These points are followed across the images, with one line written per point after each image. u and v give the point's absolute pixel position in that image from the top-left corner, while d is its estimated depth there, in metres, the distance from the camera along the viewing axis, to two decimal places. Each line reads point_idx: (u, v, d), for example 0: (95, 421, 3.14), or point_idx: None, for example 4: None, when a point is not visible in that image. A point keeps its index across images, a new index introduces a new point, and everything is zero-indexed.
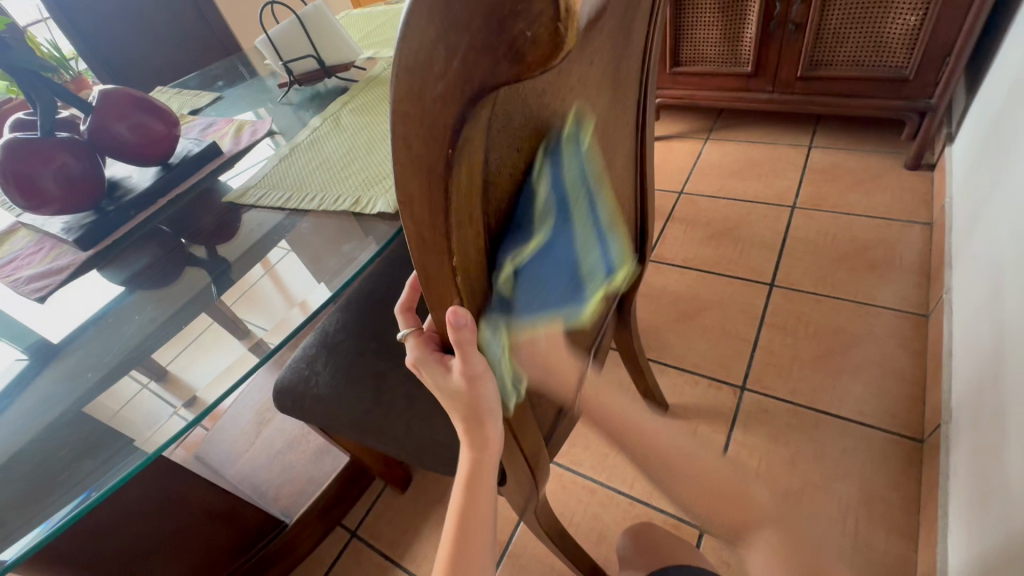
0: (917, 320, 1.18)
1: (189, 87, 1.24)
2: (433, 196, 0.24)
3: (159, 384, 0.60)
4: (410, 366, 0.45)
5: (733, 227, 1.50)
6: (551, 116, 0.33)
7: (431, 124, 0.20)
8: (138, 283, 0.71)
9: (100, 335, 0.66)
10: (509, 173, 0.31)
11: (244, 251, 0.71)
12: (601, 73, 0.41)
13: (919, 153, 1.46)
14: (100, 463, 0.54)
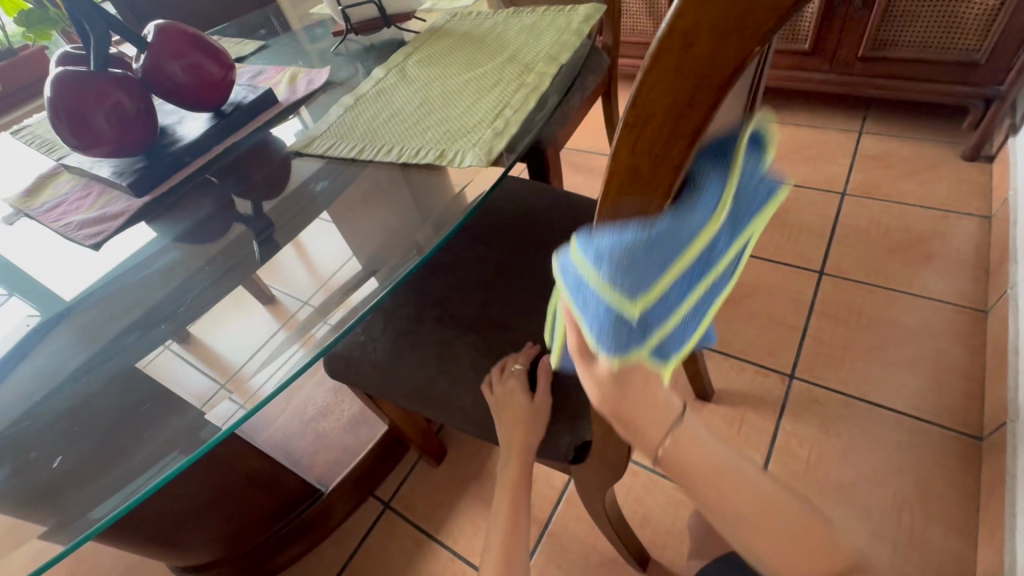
0: (974, 315, 1.14)
1: (227, 35, 1.18)
2: (684, 112, 0.20)
3: (180, 344, 0.58)
4: (501, 368, 0.66)
5: (780, 212, 1.45)
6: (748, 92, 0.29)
7: (744, 10, 0.17)
8: (180, 239, 0.68)
9: (121, 296, 0.63)
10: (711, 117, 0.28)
11: (297, 214, 0.68)
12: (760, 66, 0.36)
13: (979, 144, 1.40)
14: (134, 443, 0.52)
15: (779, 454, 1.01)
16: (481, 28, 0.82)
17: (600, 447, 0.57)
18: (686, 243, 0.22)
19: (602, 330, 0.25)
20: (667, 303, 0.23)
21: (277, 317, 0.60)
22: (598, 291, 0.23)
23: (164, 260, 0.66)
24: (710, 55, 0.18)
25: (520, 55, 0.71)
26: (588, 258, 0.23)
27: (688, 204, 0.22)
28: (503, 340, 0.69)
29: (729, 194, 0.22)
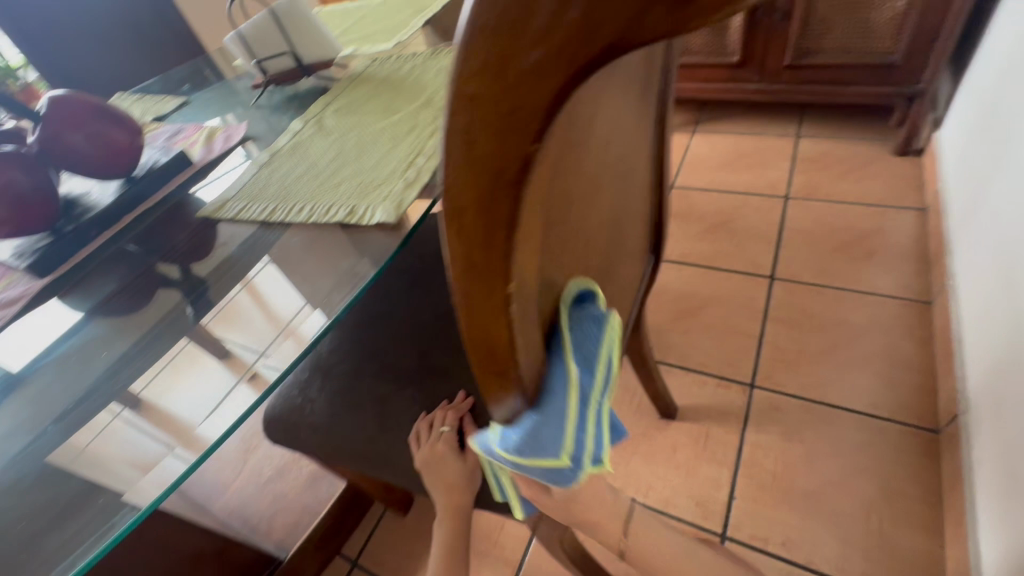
0: (920, 307, 1.16)
1: (151, 92, 1.14)
2: (493, 208, 0.19)
3: (132, 411, 0.55)
4: (428, 420, 0.64)
5: (727, 220, 1.47)
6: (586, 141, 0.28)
7: (511, 109, 0.16)
8: (106, 310, 0.65)
9: (67, 366, 0.60)
10: (565, 172, 0.27)
11: (221, 271, 0.65)
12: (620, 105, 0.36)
13: (908, 139, 1.46)
14: (89, 520, 0.49)
15: (747, 467, 1.00)
16: (401, 72, 0.81)
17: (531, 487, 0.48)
18: (556, 413, 0.31)
19: (552, 480, 0.33)
20: (581, 444, 0.31)
21: (235, 370, 0.57)
22: (529, 462, 0.32)
23: (90, 333, 0.62)
24: (493, 152, 0.17)
25: (435, 98, 0.71)
26: (510, 450, 0.32)
27: (553, 383, 0.32)
28: (441, 391, 0.67)
29: (574, 356, 0.31)
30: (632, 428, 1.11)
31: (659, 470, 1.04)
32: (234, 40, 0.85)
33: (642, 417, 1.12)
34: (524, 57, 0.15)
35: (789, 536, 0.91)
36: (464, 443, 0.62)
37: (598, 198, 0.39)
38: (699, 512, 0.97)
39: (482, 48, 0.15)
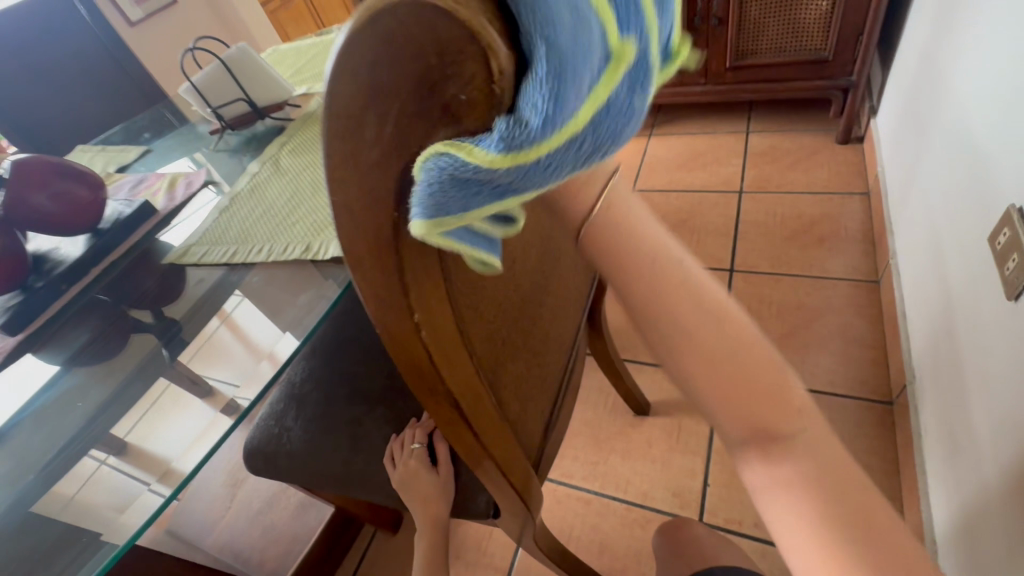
0: (869, 286, 1.23)
1: (114, 142, 1.17)
2: (384, 256, 0.23)
3: (117, 458, 0.58)
4: (400, 439, 0.68)
5: (686, 219, 1.53)
6: None
7: (372, 188, 0.19)
8: (81, 361, 0.68)
9: (51, 420, 0.63)
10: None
11: (193, 308, 0.69)
12: None
13: (848, 128, 1.54)
14: (69, 562, 0.52)
15: (717, 455, 1.05)
16: None
17: (411, 380, 0.35)
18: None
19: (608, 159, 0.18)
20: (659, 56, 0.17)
21: (215, 404, 0.62)
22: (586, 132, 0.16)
23: (67, 386, 0.66)
24: (367, 215, 0.21)
25: None
26: (518, 147, 0.15)
27: None
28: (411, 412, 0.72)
29: None
30: (608, 427, 1.16)
31: (636, 465, 1.08)
32: (189, 90, 0.88)
33: (618, 416, 1.17)
34: (365, 155, 0.18)
35: None
36: (436, 458, 0.65)
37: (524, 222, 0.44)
38: (676, 502, 1.01)
39: (336, 147, 0.18)
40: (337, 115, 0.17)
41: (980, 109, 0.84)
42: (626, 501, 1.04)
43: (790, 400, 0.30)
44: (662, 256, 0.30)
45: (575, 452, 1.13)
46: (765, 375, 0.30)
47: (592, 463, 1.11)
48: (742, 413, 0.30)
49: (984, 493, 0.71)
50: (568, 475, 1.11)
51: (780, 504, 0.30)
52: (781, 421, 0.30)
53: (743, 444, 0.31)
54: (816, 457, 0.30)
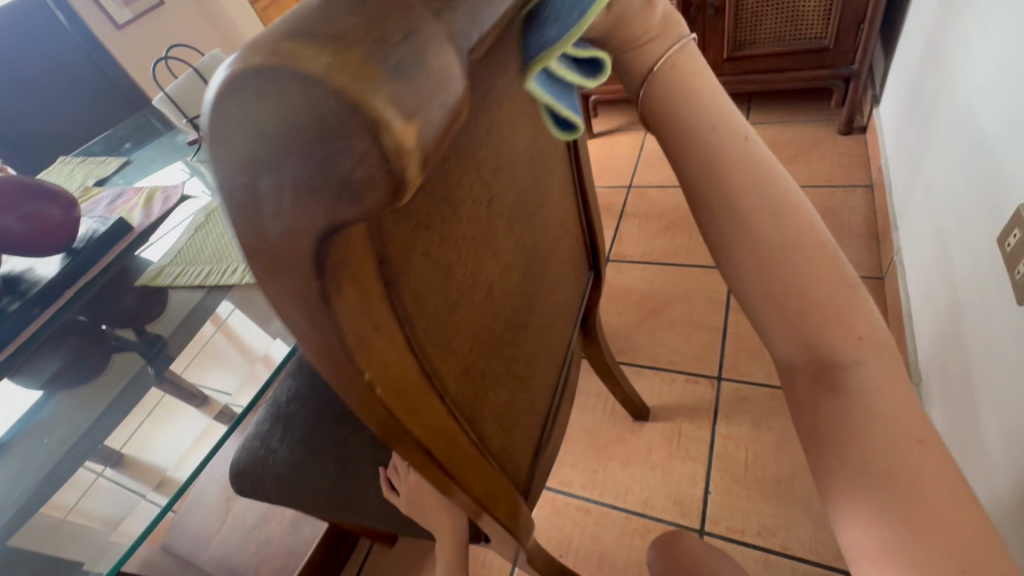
0: (873, 283, 1.20)
1: (93, 153, 1.14)
2: (318, 322, 0.20)
3: (114, 469, 0.60)
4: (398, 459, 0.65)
5: (685, 215, 1.49)
6: (456, 203, 0.30)
7: (287, 258, 0.16)
8: (63, 381, 0.67)
9: (37, 442, 0.62)
10: (430, 249, 0.28)
11: (180, 323, 0.69)
12: (509, 147, 0.37)
13: (849, 118, 1.50)
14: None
15: (719, 461, 1.03)
16: None
17: (379, 428, 0.32)
18: None
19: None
20: None
21: (209, 412, 0.65)
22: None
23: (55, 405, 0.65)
24: (288, 283, 0.18)
25: None
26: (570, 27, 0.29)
27: None
28: None
29: None
30: (608, 433, 1.13)
31: (636, 472, 1.06)
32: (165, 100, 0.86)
33: (617, 422, 1.14)
34: (270, 228, 0.15)
35: (764, 524, 0.94)
36: None
37: (507, 241, 0.41)
38: (677, 510, 0.99)
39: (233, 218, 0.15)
40: (225, 183, 0.14)
41: (987, 102, 0.80)
42: (627, 511, 1.02)
43: (852, 327, 0.35)
44: (722, 129, 0.36)
45: (574, 460, 1.11)
46: (821, 283, 0.35)
47: (592, 470, 1.09)
48: (792, 332, 0.36)
49: (996, 503, 0.68)
50: (566, 484, 1.09)
51: (823, 438, 0.35)
52: (842, 345, 0.35)
53: (790, 361, 0.38)
54: (867, 389, 0.34)
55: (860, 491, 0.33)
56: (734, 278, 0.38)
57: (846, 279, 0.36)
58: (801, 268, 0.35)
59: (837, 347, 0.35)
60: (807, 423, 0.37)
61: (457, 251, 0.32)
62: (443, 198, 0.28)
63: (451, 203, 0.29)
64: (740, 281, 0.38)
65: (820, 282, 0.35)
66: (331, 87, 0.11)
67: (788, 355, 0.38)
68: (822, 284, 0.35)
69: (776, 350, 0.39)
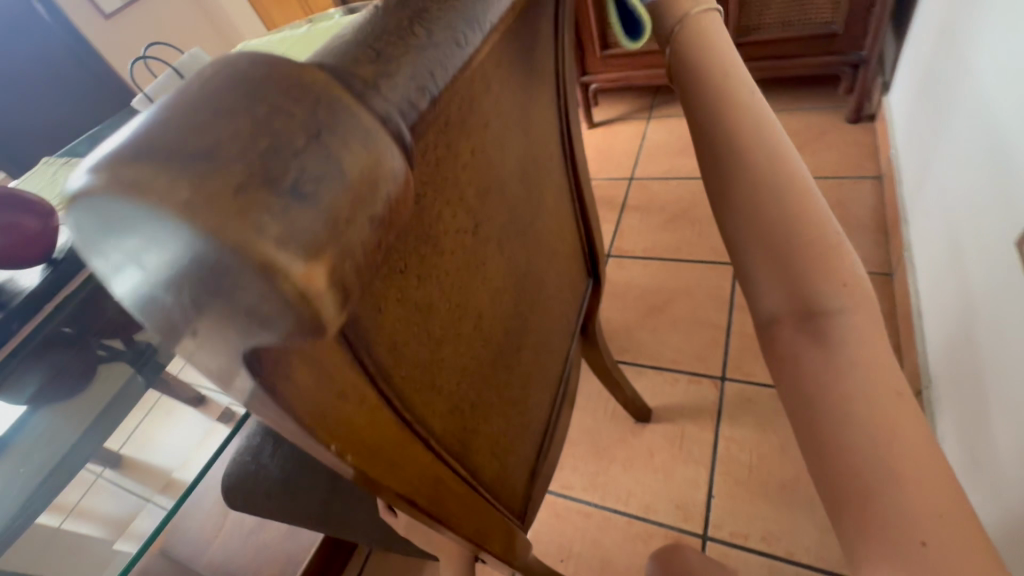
0: (881, 279, 1.17)
1: (78, 152, 1.11)
2: (264, 400, 0.18)
3: (114, 470, 0.65)
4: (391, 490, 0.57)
5: (688, 208, 1.45)
6: (440, 240, 0.28)
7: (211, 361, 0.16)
8: (49, 392, 0.68)
9: (13, 460, 0.62)
10: (411, 290, 0.26)
11: None
12: (499, 165, 0.35)
13: (858, 106, 1.45)
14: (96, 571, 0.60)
15: (723, 464, 1.01)
16: None
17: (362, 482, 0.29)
18: None
19: None
20: None
21: (210, 414, 0.72)
22: None
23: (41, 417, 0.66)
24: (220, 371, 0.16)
25: None
26: None
27: None
28: None
29: None
30: (609, 434, 1.12)
31: (638, 475, 1.04)
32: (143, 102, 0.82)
33: (618, 423, 1.13)
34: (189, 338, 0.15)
35: (769, 529, 0.92)
36: None
37: (500, 260, 0.39)
38: (680, 515, 0.98)
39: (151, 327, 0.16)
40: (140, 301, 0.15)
41: (1003, 95, 0.77)
42: (629, 515, 1.00)
43: (841, 275, 0.33)
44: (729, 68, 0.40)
45: (575, 463, 1.09)
46: (807, 223, 0.34)
47: (593, 473, 1.07)
48: (780, 271, 0.34)
49: (1011, 517, 0.65)
50: (568, 487, 1.07)
51: (805, 394, 0.31)
52: (826, 288, 0.33)
53: (774, 314, 0.34)
54: (849, 338, 0.32)
55: (846, 451, 0.29)
56: (726, 219, 0.37)
57: (835, 232, 0.35)
58: (785, 206, 0.35)
59: (824, 293, 0.33)
60: (784, 381, 0.33)
61: (444, 285, 0.30)
62: (424, 235, 0.26)
63: (436, 237, 0.27)
64: (732, 222, 0.37)
65: (804, 223, 0.34)
66: (214, 234, 0.12)
67: (771, 305, 0.34)
68: (807, 226, 0.34)
69: (758, 302, 0.35)
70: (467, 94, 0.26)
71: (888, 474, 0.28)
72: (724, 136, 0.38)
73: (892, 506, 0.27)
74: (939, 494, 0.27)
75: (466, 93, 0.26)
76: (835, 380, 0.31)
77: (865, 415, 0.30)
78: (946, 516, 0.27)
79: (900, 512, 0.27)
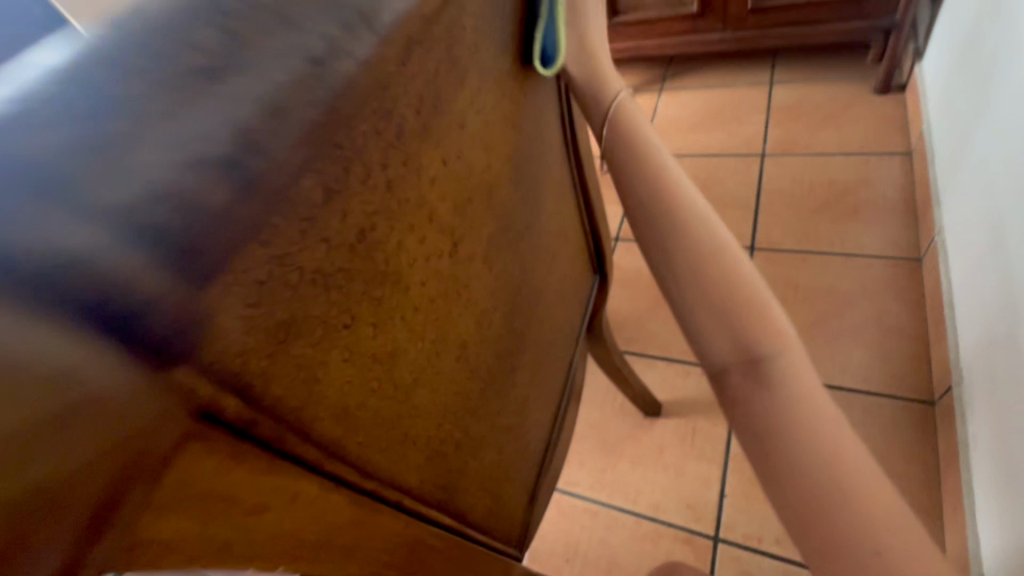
0: (908, 265, 1.10)
1: None
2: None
3: None
4: None
5: (702, 187, 1.36)
6: (405, 277, 0.22)
7: None
8: None
9: None
10: (367, 342, 0.21)
11: None
12: (483, 168, 0.29)
13: (887, 76, 1.35)
14: None
15: (735, 462, 0.97)
16: None
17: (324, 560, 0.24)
18: None
19: None
20: None
21: None
22: None
23: None
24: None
25: None
26: None
27: None
28: None
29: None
30: (617, 429, 1.07)
31: (647, 473, 1.01)
32: None
33: (627, 418, 1.08)
34: None
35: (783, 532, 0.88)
36: None
37: (489, 277, 0.33)
38: (690, 515, 0.94)
39: None
40: None
41: None
42: (637, 514, 0.97)
43: (771, 319, 0.33)
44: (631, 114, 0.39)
45: (581, 459, 1.06)
46: (730, 266, 0.33)
47: (600, 470, 1.04)
48: (720, 316, 0.32)
49: None
50: (573, 484, 1.03)
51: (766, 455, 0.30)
52: (760, 337, 0.32)
53: (721, 363, 0.32)
54: (792, 379, 0.31)
55: (799, 473, 0.28)
56: (658, 275, 0.35)
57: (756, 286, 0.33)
58: (705, 250, 0.34)
59: (760, 337, 0.32)
60: (732, 420, 0.32)
61: (417, 324, 0.25)
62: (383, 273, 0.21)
63: (399, 272, 0.22)
64: (665, 266, 0.35)
65: (723, 265, 0.33)
66: None
67: (719, 354, 0.32)
68: (733, 269, 0.33)
69: (702, 349, 0.33)
70: (427, 92, 0.21)
71: (839, 487, 0.28)
72: (649, 186, 0.36)
73: (848, 522, 0.27)
74: (884, 498, 0.28)
75: (421, 90, 0.20)
76: (783, 408, 0.30)
77: (811, 435, 0.29)
78: (905, 538, 0.27)
79: (856, 528, 0.27)
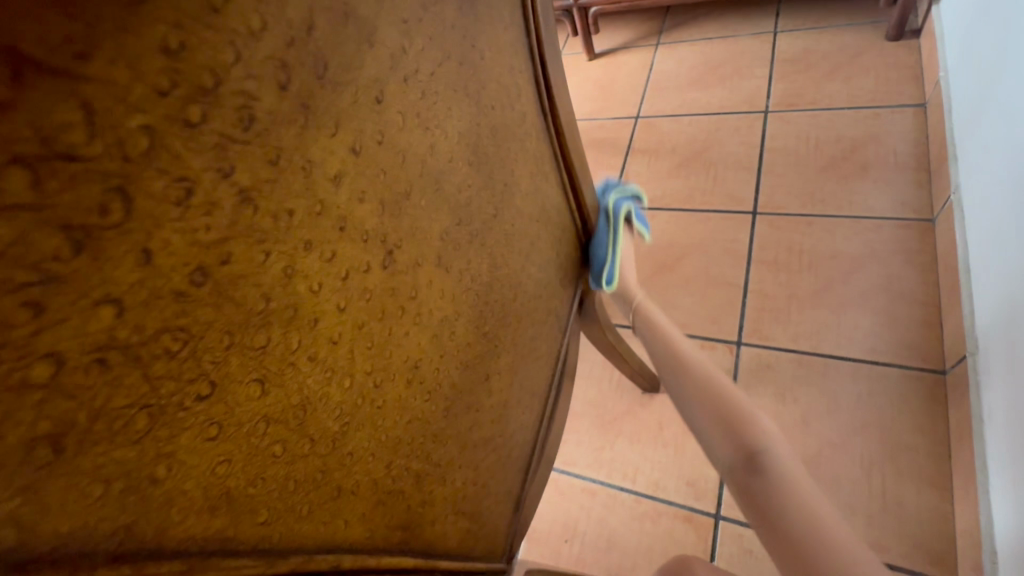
0: (920, 227, 1.03)
1: None
2: None
3: None
4: None
5: (702, 148, 1.27)
6: (300, 314, 0.18)
7: None
8: None
9: None
10: (242, 400, 0.17)
11: None
12: (421, 156, 0.24)
13: (901, 21, 1.25)
14: None
15: None
16: None
17: None
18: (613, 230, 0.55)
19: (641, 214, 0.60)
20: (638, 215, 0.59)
21: None
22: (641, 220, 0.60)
23: None
24: None
25: None
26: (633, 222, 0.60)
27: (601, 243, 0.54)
28: None
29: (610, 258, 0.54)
30: (615, 406, 1.04)
31: (646, 451, 0.98)
32: None
33: (625, 394, 1.05)
34: None
35: None
36: None
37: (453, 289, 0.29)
38: (691, 492, 0.91)
39: None
40: None
41: None
42: (636, 493, 0.94)
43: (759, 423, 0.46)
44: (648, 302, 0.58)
45: (579, 437, 1.03)
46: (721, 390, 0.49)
47: (598, 448, 1.01)
48: (723, 429, 0.47)
49: None
50: (571, 463, 1.01)
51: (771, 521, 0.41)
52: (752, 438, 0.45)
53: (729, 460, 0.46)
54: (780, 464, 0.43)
55: (786, 521, 0.41)
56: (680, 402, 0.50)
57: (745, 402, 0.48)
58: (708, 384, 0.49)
59: (751, 438, 0.45)
60: (744, 501, 0.44)
61: (340, 360, 0.20)
62: (257, 310, 0.17)
63: (285, 309, 0.17)
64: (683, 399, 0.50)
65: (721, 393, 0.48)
66: None
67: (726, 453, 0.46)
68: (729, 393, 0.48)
69: (716, 452, 0.47)
70: (273, 63, 0.16)
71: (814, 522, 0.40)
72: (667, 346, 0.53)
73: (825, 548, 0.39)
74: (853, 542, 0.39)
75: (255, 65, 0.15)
76: (775, 482, 0.43)
77: (794, 496, 0.42)
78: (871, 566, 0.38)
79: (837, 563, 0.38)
